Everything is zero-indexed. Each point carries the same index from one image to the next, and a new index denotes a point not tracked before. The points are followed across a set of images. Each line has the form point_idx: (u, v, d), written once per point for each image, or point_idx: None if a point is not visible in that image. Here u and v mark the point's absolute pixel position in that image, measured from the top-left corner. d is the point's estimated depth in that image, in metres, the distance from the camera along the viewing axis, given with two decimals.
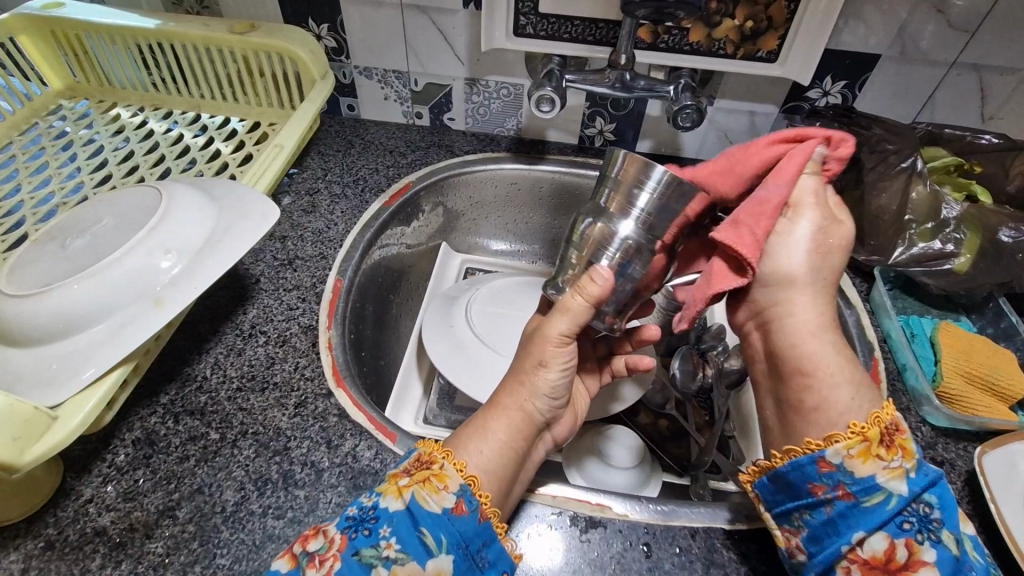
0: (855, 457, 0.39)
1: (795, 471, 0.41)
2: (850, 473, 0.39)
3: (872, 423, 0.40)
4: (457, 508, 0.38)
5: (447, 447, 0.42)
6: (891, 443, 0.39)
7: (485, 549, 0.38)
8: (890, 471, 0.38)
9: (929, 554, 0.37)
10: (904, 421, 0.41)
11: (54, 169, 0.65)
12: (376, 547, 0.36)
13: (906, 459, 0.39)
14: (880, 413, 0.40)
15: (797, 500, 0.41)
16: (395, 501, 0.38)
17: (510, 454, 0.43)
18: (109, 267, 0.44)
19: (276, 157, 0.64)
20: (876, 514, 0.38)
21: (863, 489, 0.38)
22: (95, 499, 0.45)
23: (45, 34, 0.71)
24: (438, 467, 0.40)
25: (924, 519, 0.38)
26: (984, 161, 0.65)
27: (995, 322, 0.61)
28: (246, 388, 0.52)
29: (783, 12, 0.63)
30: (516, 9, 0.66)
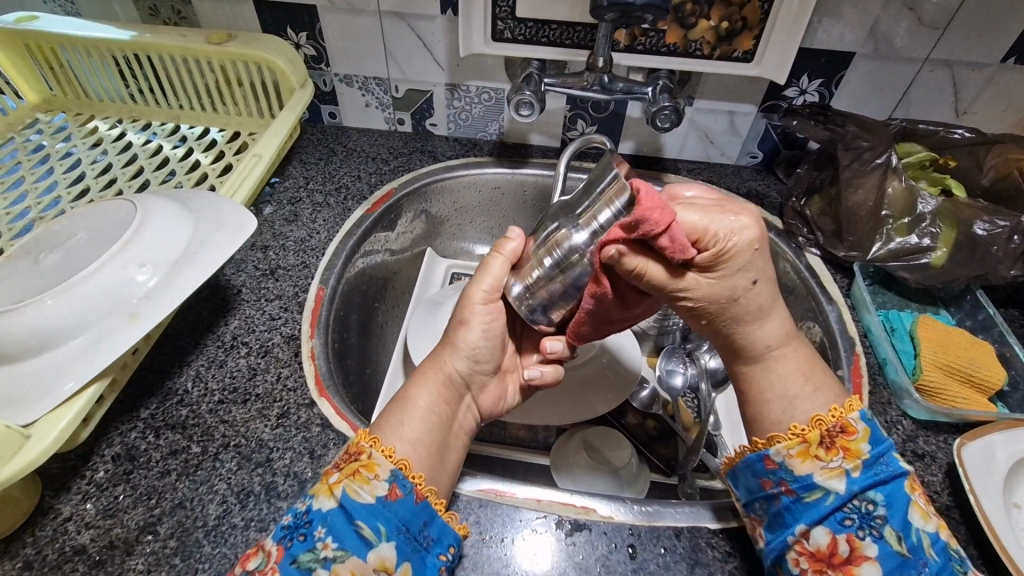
0: (794, 456, 0.40)
1: (745, 467, 0.43)
2: (791, 471, 0.40)
3: (812, 425, 0.41)
4: (391, 494, 0.39)
5: (373, 432, 0.42)
6: (833, 443, 0.40)
7: (427, 528, 0.39)
8: (828, 471, 0.39)
9: (871, 549, 0.37)
10: (854, 420, 0.40)
11: (31, 184, 0.64)
12: (312, 551, 0.36)
13: (848, 459, 0.39)
14: (822, 415, 0.41)
15: (750, 494, 0.42)
16: (327, 500, 0.38)
17: (437, 422, 0.44)
18: (82, 282, 0.44)
19: (255, 167, 0.63)
20: (816, 509, 0.39)
21: (803, 486, 0.40)
22: (74, 517, 0.44)
23: (18, 47, 0.70)
24: (366, 457, 0.40)
25: (866, 516, 0.38)
26: (957, 156, 0.66)
27: (973, 314, 0.62)
28: (228, 401, 0.52)
29: (756, 13, 0.64)
30: (494, 14, 0.67)
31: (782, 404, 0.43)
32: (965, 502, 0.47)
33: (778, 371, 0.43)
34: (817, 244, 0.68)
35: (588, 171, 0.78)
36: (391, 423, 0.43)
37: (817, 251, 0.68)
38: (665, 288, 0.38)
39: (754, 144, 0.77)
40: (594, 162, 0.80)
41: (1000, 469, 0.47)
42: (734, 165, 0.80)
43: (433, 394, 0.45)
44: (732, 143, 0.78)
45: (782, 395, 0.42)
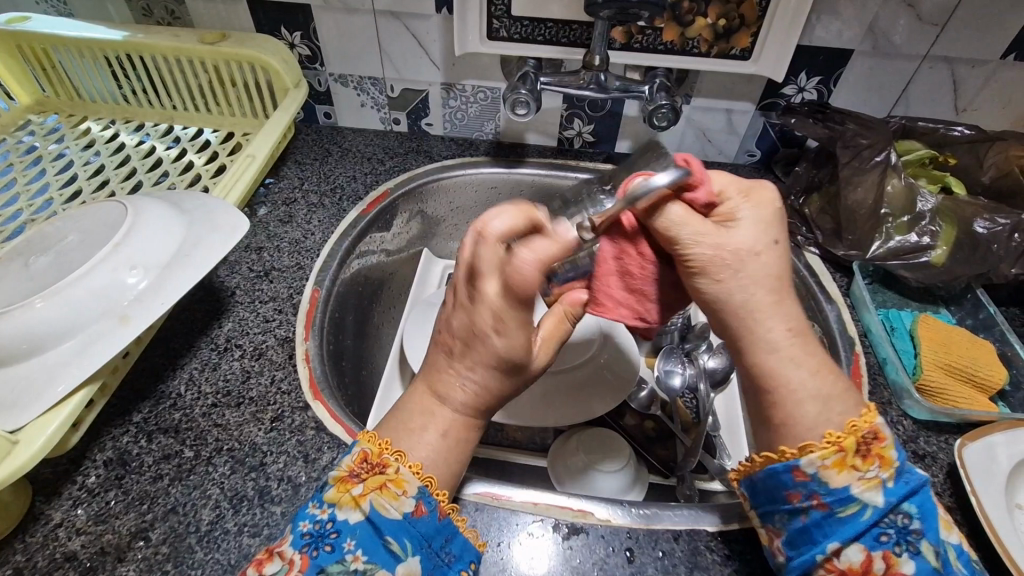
0: (830, 467, 0.38)
1: (769, 478, 0.40)
2: (827, 484, 0.38)
3: (847, 432, 0.39)
4: (417, 511, 0.38)
5: (391, 440, 0.41)
6: (869, 452, 0.39)
7: (448, 544, 0.39)
8: (865, 482, 0.38)
9: (908, 566, 0.37)
10: (882, 427, 0.40)
11: (23, 186, 0.64)
12: (341, 563, 0.36)
13: (883, 469, 0.39)
14: (856, 422, 0.39)
15: (772, 504, 0.40)
16: (354, 512, 0.38)
17: (461, 442, 0.42)
18: (72, 285, 0.43)
19: (248, 167, 0.63)
20: (852, 525, 0.38)
21: (838, 500, 0.38)
22: (64, 523, 0.43)
23: (10, 48, 0.70)
24: (393, 471, 0.39)
25: (901, 530, 0.38)
26: (957, 154, 0.65)
27: (974, 313, 0.61)
28: (221, 404, 0.51)
29: (754, 10, 0.63)
30: (490, 13, 0.66)
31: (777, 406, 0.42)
32: (967, 503, 0.46)
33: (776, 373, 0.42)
34: (816, 242, 0.67)
35: (585, 170, 0.77)
36: (414, 437, 0.41)
37: (816, 250, 0.67)
38: (682, 229, 0.41)
39: (752, 142, 0.77)
40: (591, 161, 0.79)
41: (1002, 470, 0.47)
42: (731, 164, 0.79)
43: (457, 411, 0.42)
44: (730, 142, 0.77)
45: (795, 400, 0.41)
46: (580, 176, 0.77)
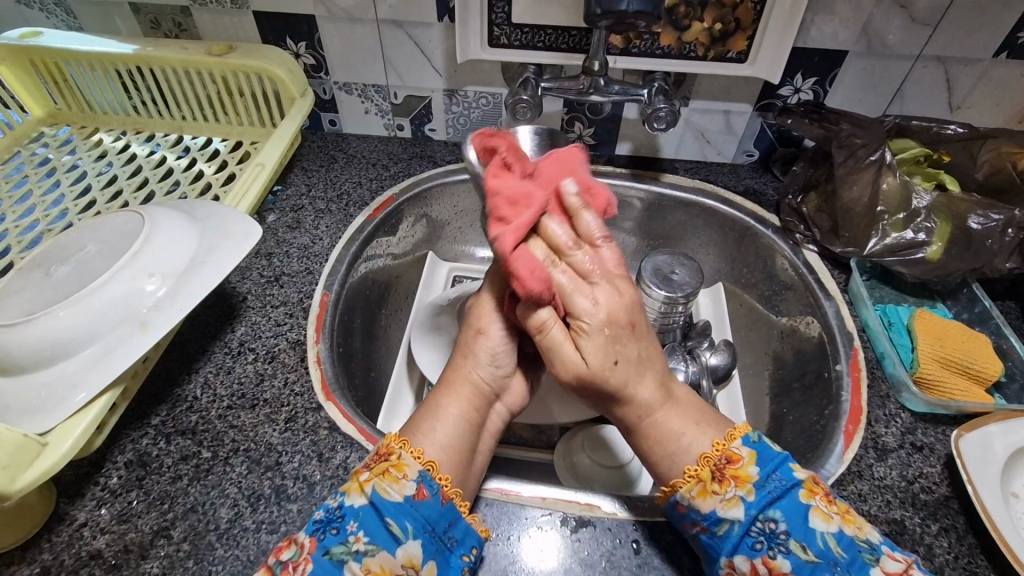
0: (696, 496, 0.41)
1: (664, 516, 0.44)
2: (698, 512, 0.41)
3: (702, 463, 0.42)
4: (419, 494, 0.39)
5: (403, 436, 0.42)
6: (724, 475, 0.41)
7: (451, 529, 0.40)
8: (727, 502, 0.40)
9: (785, 566, 0.38)
10: (737, 449, 0.42)
11: (38, 198, 0.65)
12: (345, 543, 0.38)
13: (740, 486, 0.41)
14: (708, 453, 0.42)
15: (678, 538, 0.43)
16: (358, 497, 0.39)
17: (462, 422, 0.44)
18: (92, 292, 0.45)
19: (258, 176, 0.65)
20: (729, 541, 0.40)
21: (712, 522, 0.41)
22: (89, 523, 0.45)
23: (23, 62, 0.71)
24: (396, 458, 0.41)
25: (771, 534, 0.39)
26: (952, 151, 0.66)
27: (970, 307, 0.62)
28: (237, 406, 0.53)
29: (750, 13, 0.65)
30: (490, 20, 0.67)
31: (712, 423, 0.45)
32: (963, 493, 0.47)
33: None
34: (814, 240, 0.69)
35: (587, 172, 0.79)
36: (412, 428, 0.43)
37: (815, 247, 0.69)
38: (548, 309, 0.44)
39: (749, 143, 0.78)
40: (592, 163, 0.80)
41: (998, 459, 0.48)
42: (730, 164, 0.81)
43: (444, 386, 0.46)
44: (728, 142, 0.79)
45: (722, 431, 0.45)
46: None
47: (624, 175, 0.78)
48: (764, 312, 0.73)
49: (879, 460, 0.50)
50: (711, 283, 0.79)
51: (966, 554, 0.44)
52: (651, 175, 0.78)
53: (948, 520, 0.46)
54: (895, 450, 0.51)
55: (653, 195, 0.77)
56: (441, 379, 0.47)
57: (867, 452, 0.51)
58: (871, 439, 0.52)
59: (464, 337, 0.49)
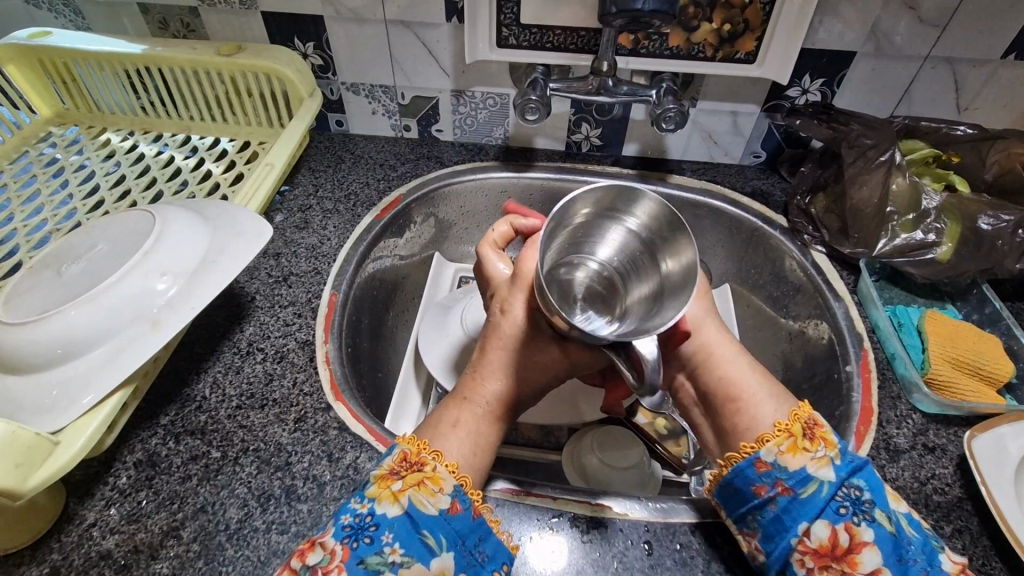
0: (785, 452, 0.42)
1: (735, 475, 0.43)
2: (784, 467, 0.42)
3: (792, 420, 0.44)
4: (452, 508, 0.39)
5: (428, 442, 0.43)
6: (814, 434, 0.43)
7: (482, 544, 0.39)
8: (817, 461, 0.41)
9: (868, 534, 0.39)
10: (818, 416, 0.44)
11: (46, 197, 0.65)
12: (380, 554, 0.37)
13: (829, 449, 0.42)
14: (797, 410, 0.44)
15: (743, 504, 0.42)
16: (392, 506, 0.39)
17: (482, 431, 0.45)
18: (105, 292, 0.45)
19: (267, 176, 0.65)
20: (813, 504, 0.40)
21: (798, 482, 0.41)
22: (98, 523, 0.45)
23: (32, 63, 0.71)
24: (430, 469, 0.41)
25: (856, 502, 0.40)
26: (960, 152, 0.66)
27: (980, 308, 0.62)
28: (246, 405, 0.53)
29: (758, 14, 0.65)
30: (499, 21, 0.67)
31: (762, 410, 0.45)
32: (977, 494, 0.47)
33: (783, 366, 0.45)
34: (822, 241, 0.69)
35: (594, 174, 0.79)
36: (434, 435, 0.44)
37: (823, 248, 0.69)
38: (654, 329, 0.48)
39: (756, 143, 0.78)
40: (599, 164, 0.80)
41: (1011, 460, 0.48)
42: (737, 165, 0.81)
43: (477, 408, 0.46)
44: (735, 143, 0.79)
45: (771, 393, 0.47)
46: (588, 179, 0.78)
47: (631, 176, 0.78)
48: (772, 313, 0.73)
49: (891, 461, 0.50)
50: (718, 284, 0.79)
51: (981, 556, 0.44)
52: (658, 176, 0.78)
53: (961, 521, 0.46)
54: (907, 452, 0.51)
55: (660, 196, 0.78)
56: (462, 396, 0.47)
57: (878, 453, 0.51)
58: (882, 440, 0.52)
59: (498, 357, 0.48)
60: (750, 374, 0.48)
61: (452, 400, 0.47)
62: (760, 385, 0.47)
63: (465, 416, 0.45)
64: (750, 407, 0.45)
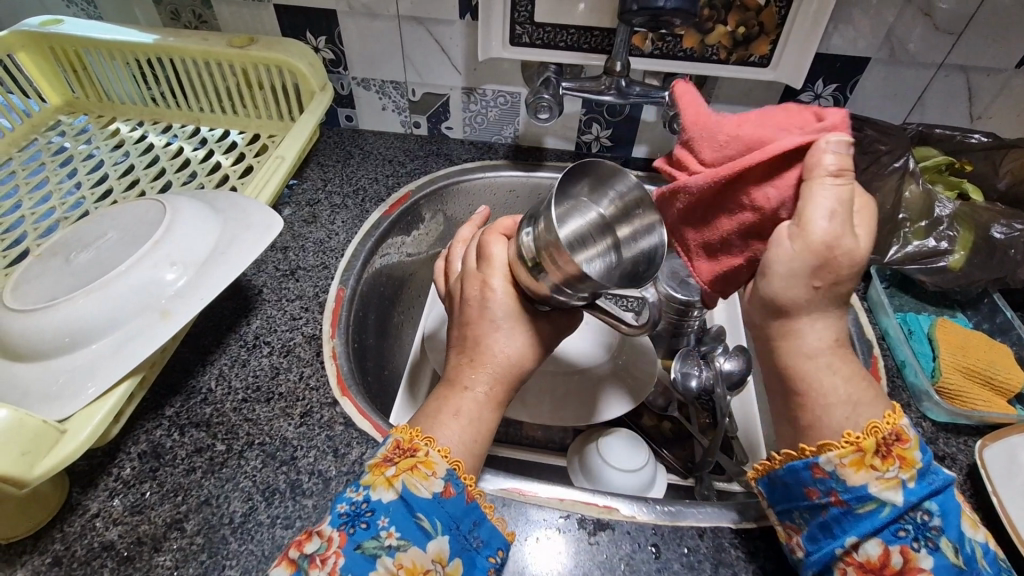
0: (848, 466, 0.38)
1: (788, 474, 0.40)
2: (843, 480, 0.38)
3: (868, 433, 0.38)
4: (446, 492, 0.39)
5: (423, 430, 0.42)
6: (888, 453, 0.38)
7: (476, 529, 0.39)
8: (884, 481, 0.37)
9: (926, 562, 0.36)
10: (906, 427, 0.39)
11: (54, 185, 0.65)
12: (377, 538, 0.37)
13: (903, 469, 0.37)
14: (878, 423, 0.38)
15: (790, 501, 0.41)
16: (386, 492, 0.38)
17: (484, 417, 0.43)
18: (114, 281, 0.44)
19: (276, 169, 0.64)
20: (869, 521, 0.37)
21: (855, 498, 0.37)
22: (101, 513, 0.44)
23: (43, 51, 0.71)
24: (423, 454, 0.40)
25: (920, 526, 0.37)
26: (974, 160, 0.66)
27: (990, 318, 0.62)
28: (251, 399, 0.52)
29: (774, 18, 0.64)
30: (513, 19, 0.67)
31: (834, 415, 0.39)
32: (987, 504, 0.47)
33: (830, 378, 0.39)
34: None
35: None
36: (438, 421, 0.42)
37: None
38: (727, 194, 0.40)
39: None
40: None
41: (1023, 471, 0.47)
42: None
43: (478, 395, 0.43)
44: None
45: (823, 405, 0.39)
46: None
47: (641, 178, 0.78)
48: None
49: None
50: None
51: None
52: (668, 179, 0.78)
53: None
54: None
55: None
56: (456, 383, 0.44)
57: None
58: None
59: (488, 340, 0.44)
60: (837, 377, 0.39)
61: (450, 388, 0.44)
62: (841, 386, 0.39)
63: (465, 404, 0.43)
64: (816, 409, 0.40)
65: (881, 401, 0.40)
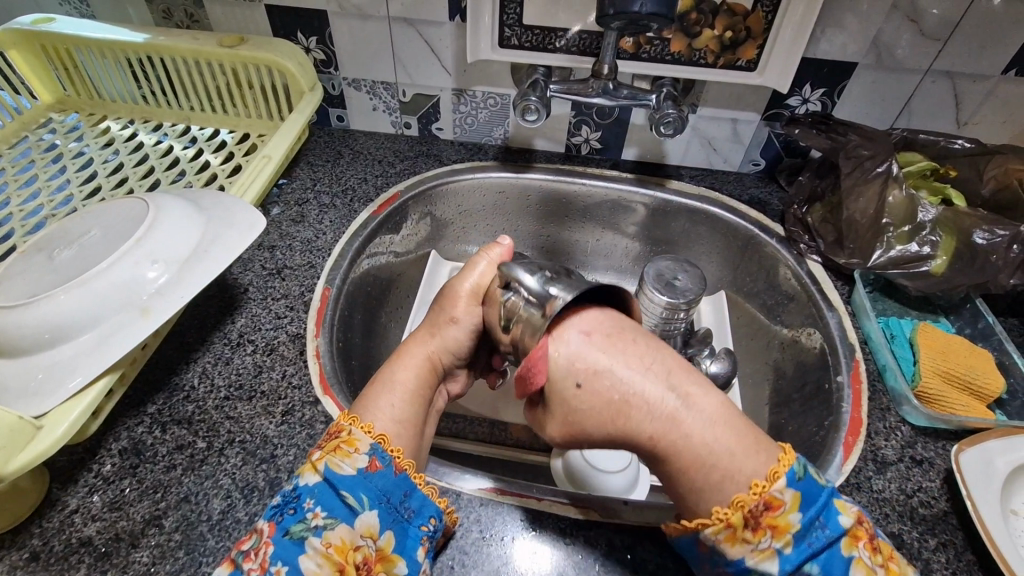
0: (723, 542, 0.36)
1: (679, 545, 0.39)
2: (722, 557, 0.36)
3: (733, 509, 0.35)
4: (371, 466, 0.40)
5: (353, 413, 0.43)
6: (758, 524, 0.35)
7: (407, 499, 0.40)
8: (758, 553, 0.35)
9: None
10: (780, 491, 0.35)
11: (43, 182, 0.66)
12: (303, 521, 0.37)
13: (777, 538, 0.35)
14: (743, 497, 0.35)
15: (694, 563, 0.39)
16: (311, 475, 0.39)
17: (420, 398, 0.45)
18: (96, 278, 0.45)
19: (264, 167, 0.65)
20: None
21: (738, 571, 0.36)
22: (80, 509, 0.45)
23: (35, 49, 0.72)
24: (347, 433, 0.41)
25: None
26: (958, 166, 0.67)
27: (973, 322, 0.62)
28: (234, 397, 0.53)
29: (761, 22, 0.65)
30: (502, 21, 0.68)
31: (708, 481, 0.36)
32: (963, 509, 0.47)
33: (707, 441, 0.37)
34: (817, 251, 0.69)
35: (592, 176, 0.78)
36: (373, 404, 0.43)
37: (818, 258, 0.69)
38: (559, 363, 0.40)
39: (756, 152, 0.78)
40: (598, 167, 0.80)
41: (998, 475, 0.48)
42: (736, 173, 0.81)
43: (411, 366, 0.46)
44: (735, 151, 0.79)
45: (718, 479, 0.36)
46: (587, 182, 0.78)
47: (630, 180, 0.78)
48: (765, 321, 0.73)
49: (878, 472, 0.50)
50: (713, 291, 0.79)
51: (963, 570, 0.44)
52: (657, 181, 0.79)
53: (946, 535, 0.46)
54: (894, 464, 0.51)
55: (658, 201, 0.77)
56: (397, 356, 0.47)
57: (866, 465, 0.51)
58: (870, 452, 0.52)
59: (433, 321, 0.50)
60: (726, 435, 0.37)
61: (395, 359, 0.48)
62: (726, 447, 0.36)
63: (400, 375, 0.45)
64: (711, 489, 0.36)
65: (761, 461, 0.36)
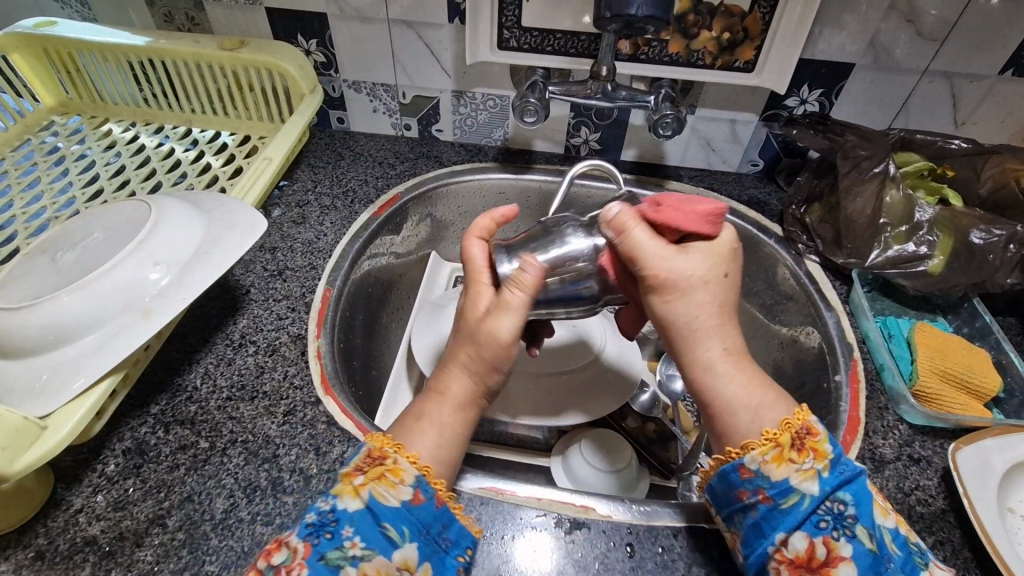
0: (770, 461, 0.39)
1: (720, 479, 0.41)
2: (769, 475, 0.39)
3: (783, 427, 0.40)
4: (414, 499, 0.40)
5: (396, 439, 0.42)
6: (803, 444, 0.40)
7: (445, 530, 0.40)
8: (803, 472, 0.39)
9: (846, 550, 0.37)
10: (816, 423, 0.41)
11: (46, 185, 0.66)
12: (340, 548, 0.37)
13: (818, 460, 0.39)
14: (790, 418, 0.41)
15: (728, 504, 0.41)
16: (352, 501, 0.39)
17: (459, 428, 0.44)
18: (99, 279, 0.45)
19: (265, 169, 0.65)
20: (792, 516, 0.38)
21: (780, 492, 0.39)
22: (85, 509, 0.45)
23: (37, 52, 0.72)
24: (391, 462, 0.40)
25: (838, 517, 0.38)
26: (956, 166, 0.67)
27: (970, 322, 0.63)
28: (236, 397, 0.53)
29: (758, 23, 0.65)
30: (500, 23, 0.68)
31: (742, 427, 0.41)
32: (960, 507, 0.47)
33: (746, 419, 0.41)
34: (816, 251, 0.69)
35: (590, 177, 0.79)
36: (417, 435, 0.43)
37: (816, 258, 0.69)
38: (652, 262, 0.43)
39: (754, 152, 0.78)
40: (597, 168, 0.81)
41: (994, 474, 0.48)
42: (735, 173, 0.81)
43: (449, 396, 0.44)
44: (734, 151, 0.79)
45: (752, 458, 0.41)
46: (586, 183, 0.79)
47: (628, 181, 0.79)
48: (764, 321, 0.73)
49: (875, 471, 0.50)
50: None
51: (961, 567, 0.44)
52: (655, 182, 0.79)
53: (943, 533, 0.46)
54: (892, 462, 0.51)
55: None
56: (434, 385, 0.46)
57: (863, 463, 0.51)
58: (868, 450, 0.52)
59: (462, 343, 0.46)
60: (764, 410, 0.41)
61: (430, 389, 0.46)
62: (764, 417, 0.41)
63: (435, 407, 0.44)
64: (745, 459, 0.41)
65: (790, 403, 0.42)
